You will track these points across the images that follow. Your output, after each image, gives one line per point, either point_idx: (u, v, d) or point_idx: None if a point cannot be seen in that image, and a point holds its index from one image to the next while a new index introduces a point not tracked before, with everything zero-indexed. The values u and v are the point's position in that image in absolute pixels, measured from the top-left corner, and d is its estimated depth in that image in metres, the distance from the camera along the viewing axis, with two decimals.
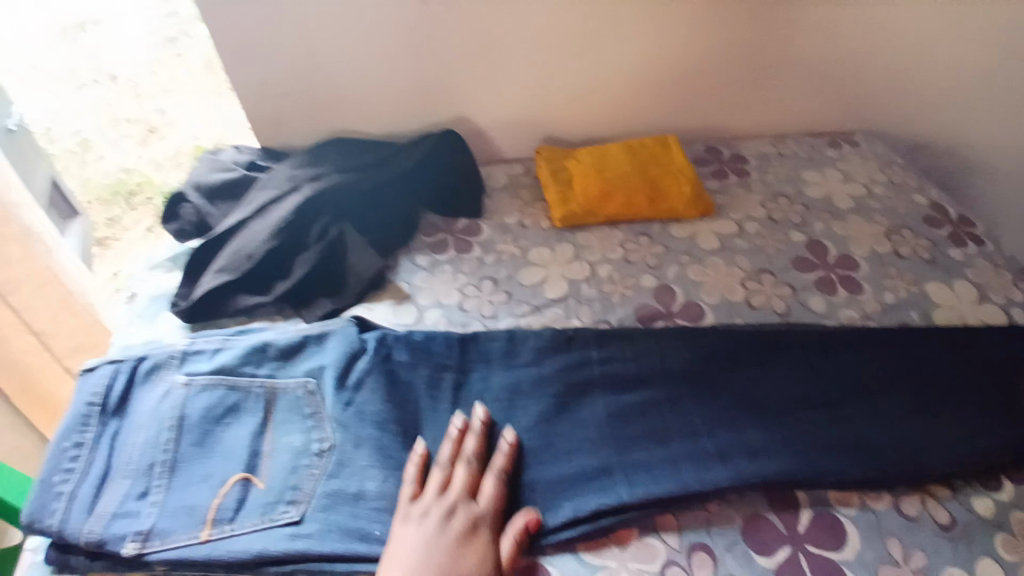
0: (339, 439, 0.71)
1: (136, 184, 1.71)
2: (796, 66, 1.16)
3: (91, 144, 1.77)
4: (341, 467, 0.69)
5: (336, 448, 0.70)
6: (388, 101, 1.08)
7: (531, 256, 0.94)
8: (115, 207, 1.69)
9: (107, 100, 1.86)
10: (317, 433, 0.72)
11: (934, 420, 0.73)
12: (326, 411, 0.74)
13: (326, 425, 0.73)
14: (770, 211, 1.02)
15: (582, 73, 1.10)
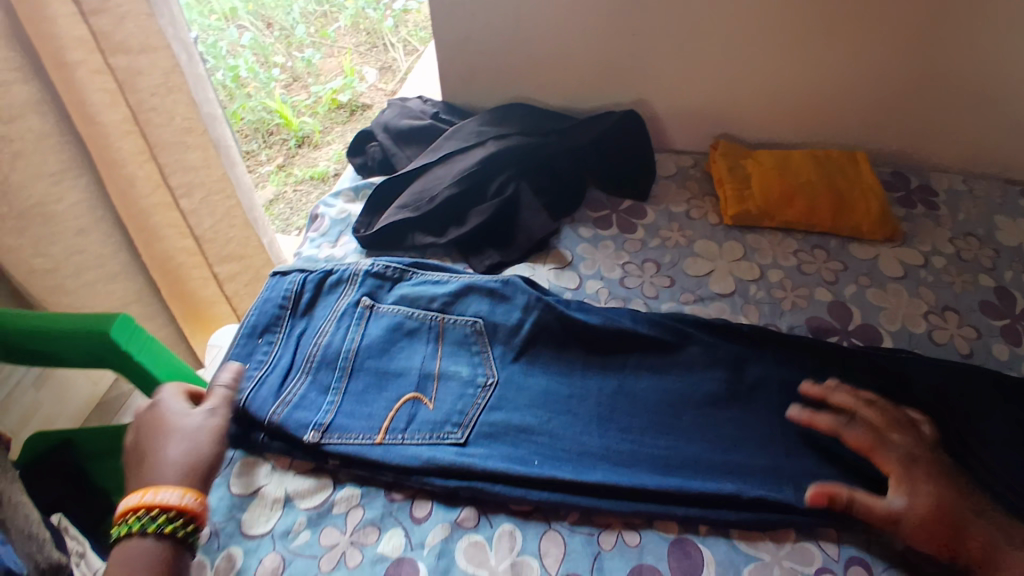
0: (503, 377, 0.74)
1: (277, 125, 1.87)
2: (1010, 105, 1.04)
3: (243, 81, 1.88)
4: (503, 401, 0.71)
5: (500, 385, 0.73)
6: (568, 77, 1.15)
7: (697, 247, 0.94)
8: (253, 142, 1.86)
9: (263, 44, 1.98)
10: (483, 369, 0.74)
11: None
12: (491, 351, 0.77)
13: (492, 363, 0.75)
14: (960, 249, 0.95)
15: (771, 74, 1.08)
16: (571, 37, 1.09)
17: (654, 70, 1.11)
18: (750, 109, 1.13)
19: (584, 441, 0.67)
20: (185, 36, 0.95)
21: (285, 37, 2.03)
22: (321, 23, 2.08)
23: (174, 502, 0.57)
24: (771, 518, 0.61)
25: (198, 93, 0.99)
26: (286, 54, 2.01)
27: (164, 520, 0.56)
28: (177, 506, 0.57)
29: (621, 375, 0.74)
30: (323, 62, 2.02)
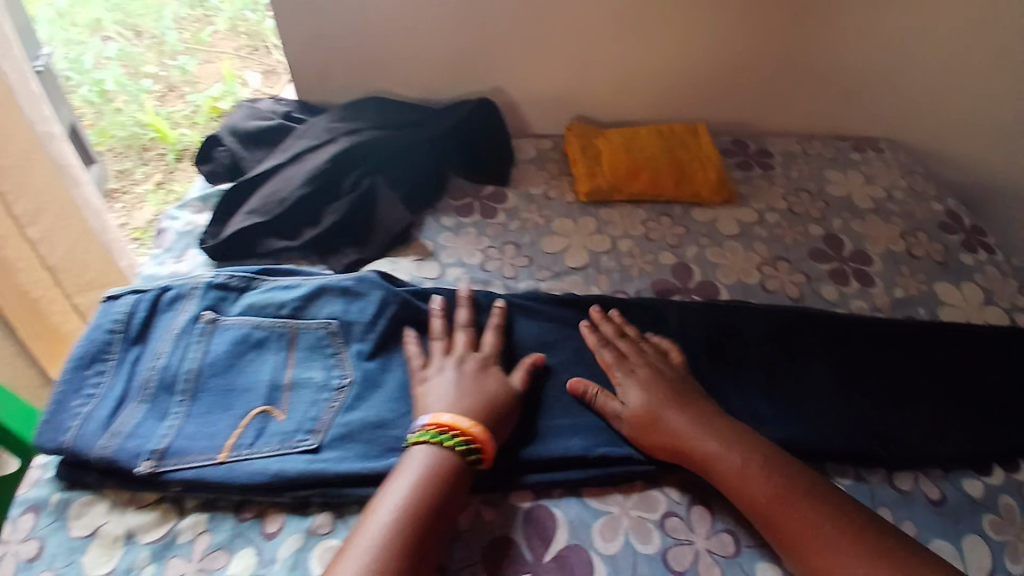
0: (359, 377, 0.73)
1: (149, 139, 1.72)
2: (825, 71, 1.16)
3: (109, 93, 1.76)
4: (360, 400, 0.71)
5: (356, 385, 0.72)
6: (423, 70, 1.14)
7: (555, 226, 0.97)
8: (127, 159, 1.69)
9: (131, 53, 1.85)
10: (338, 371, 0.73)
11: (933, 406, 0.73)
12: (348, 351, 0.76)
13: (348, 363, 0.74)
14: (792, 204, 1.02)
15: (616, 54, 1.13)
16: (421, 29, 1.09)
17: (506, 57, 1.12)
18: (601, 89, 1.17)
19: None
20: (18, 55, 0.87)
21: (157, 44, 1.88)
22: (196, 27, 1.94)
23: (446, 420, 0.63)
24: (619, 472, 0.65)
25: (32, 112, 0.90)
26: (160, 64, 1.84)
27: (451, 437, 0.62)
28: (463, 428, 0.63)
29: (477, 358, 0.75)
30: (200, 67, 1.85)
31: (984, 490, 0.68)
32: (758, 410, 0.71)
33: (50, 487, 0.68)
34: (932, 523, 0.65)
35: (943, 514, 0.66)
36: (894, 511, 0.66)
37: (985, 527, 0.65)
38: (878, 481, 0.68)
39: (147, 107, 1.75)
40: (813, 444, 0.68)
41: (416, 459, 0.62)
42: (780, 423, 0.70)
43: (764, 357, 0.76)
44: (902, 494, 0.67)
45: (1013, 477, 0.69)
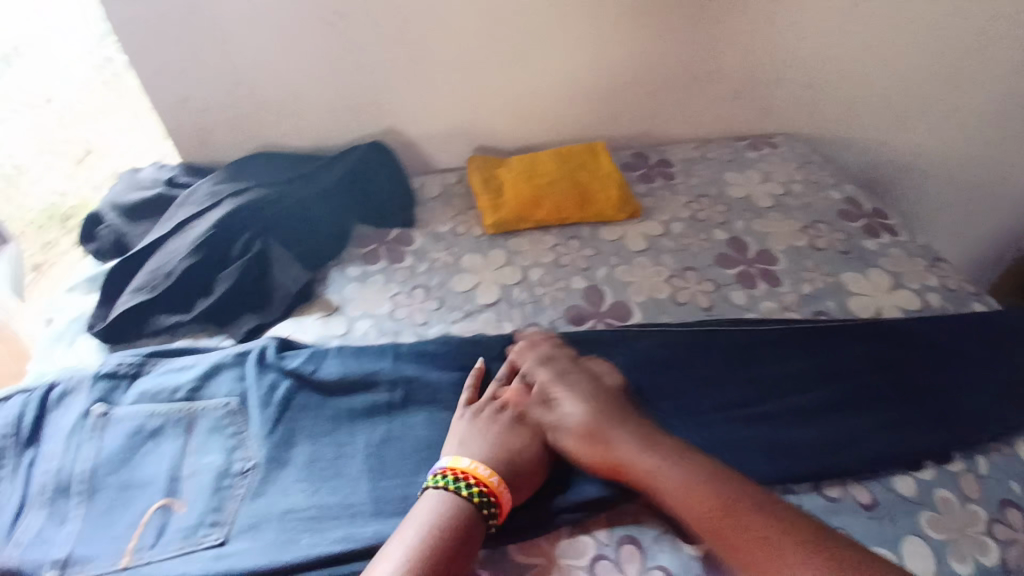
0: (262, 457, 0.69)
1: (67, 206, 1.31)
2: (711, 77, 1.19)
3: None
4: (266, 484, 0.67)
5: (260, 466, 0.69)
6: (312, 119, 1.09)
7: (464, 263, 0.95)
8: (47, 230, 1.30)
9: None
10: (238, 454, 0.70)
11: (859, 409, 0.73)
12: (250, 430, 0.72)
13: (249, 444, 0.71)
14: (695, 211, 1.04)
15: (509, 83, 1.12)
16: (300, 73, 1.03)
17: (395, 96, 1.09)
18: (499, 116, 1.16)
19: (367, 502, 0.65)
20: None
21: None
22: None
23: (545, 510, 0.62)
24: (537, 520, 0.62)
25: None
26: None
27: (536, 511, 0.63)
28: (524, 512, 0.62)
29: (388, 418, 0.72)
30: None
31: (917, 487, 0.66)
32: (681, 438, 0.69)
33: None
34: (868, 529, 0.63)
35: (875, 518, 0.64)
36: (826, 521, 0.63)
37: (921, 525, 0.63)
38: (802, 489, 0.66)
39: None
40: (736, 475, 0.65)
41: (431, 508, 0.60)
42: (701, 450, 0.67)
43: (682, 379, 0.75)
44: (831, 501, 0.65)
45: (941, 468, 0.68)
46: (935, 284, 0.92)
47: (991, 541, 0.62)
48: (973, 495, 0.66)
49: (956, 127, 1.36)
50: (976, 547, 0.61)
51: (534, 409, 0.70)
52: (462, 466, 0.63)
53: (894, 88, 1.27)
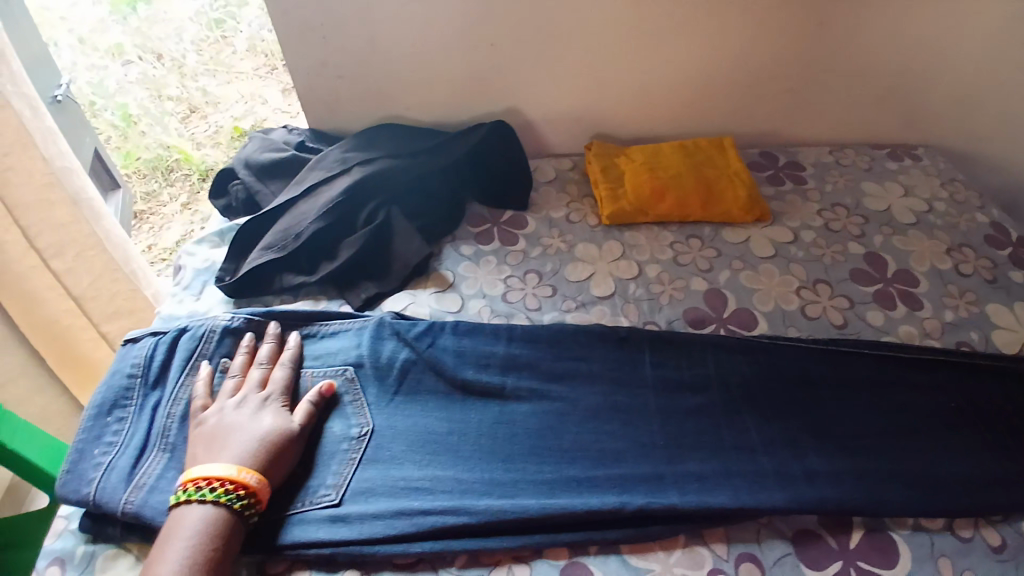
0: (377, 424, 0.70)
1: (174, 161, 1.57)
2: (858, 76, 1.10)
3: (135, 119, 1.60)
4: (379, 450, 0.67)
5: (375, 433, 0.69)
6: (437, 94, 1.10)
7: (578, 252, 0.93)
8: (152, 181, 1.57)
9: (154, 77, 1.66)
10: (356, 418, 0.70)
11: (1008, 457, 0.67)
12: (366, 397, 0.73)
13: (366, 410, 0.71)
14: (828, 220, 0.96)
15: (638, 71, 1.08)
16: (434, 46, 1.04)
17: (522, 76, 1.08)
18: (621, 104, 1.13)
19: (478, 482, 0.64)
20: (28, 91, 0.90)
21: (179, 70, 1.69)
22: (215, 52, 1.74)
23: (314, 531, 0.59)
24: (657, 527, 0.60)
25: (48, 148, 0.94)
26: (181, 85, 1.67)
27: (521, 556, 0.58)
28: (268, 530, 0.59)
29: (502, 402, 0.71)
30: (221, 88, 1.69)
31: None
32: (809, 461, 0.65)
33: (74, 539, 0.64)
34: (997, 574, 0.60)
35: (1006, 564, 0.60)
36: (956, 562, 0.60)
37: None
38: (936, 528, 0.62)
39: (172, 132, 1.60)
40: (871, 505, 0.61)
41: (196, 518, 0.57)
42: (832, 478, 0.63)
43: (812, 398, 0.71)
44: (963, 542, 0.62)
45: None
46: None
47: None
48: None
49: None
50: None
51: (595, 426, 0.68)
52: (203, 477, 0.59)
53: None
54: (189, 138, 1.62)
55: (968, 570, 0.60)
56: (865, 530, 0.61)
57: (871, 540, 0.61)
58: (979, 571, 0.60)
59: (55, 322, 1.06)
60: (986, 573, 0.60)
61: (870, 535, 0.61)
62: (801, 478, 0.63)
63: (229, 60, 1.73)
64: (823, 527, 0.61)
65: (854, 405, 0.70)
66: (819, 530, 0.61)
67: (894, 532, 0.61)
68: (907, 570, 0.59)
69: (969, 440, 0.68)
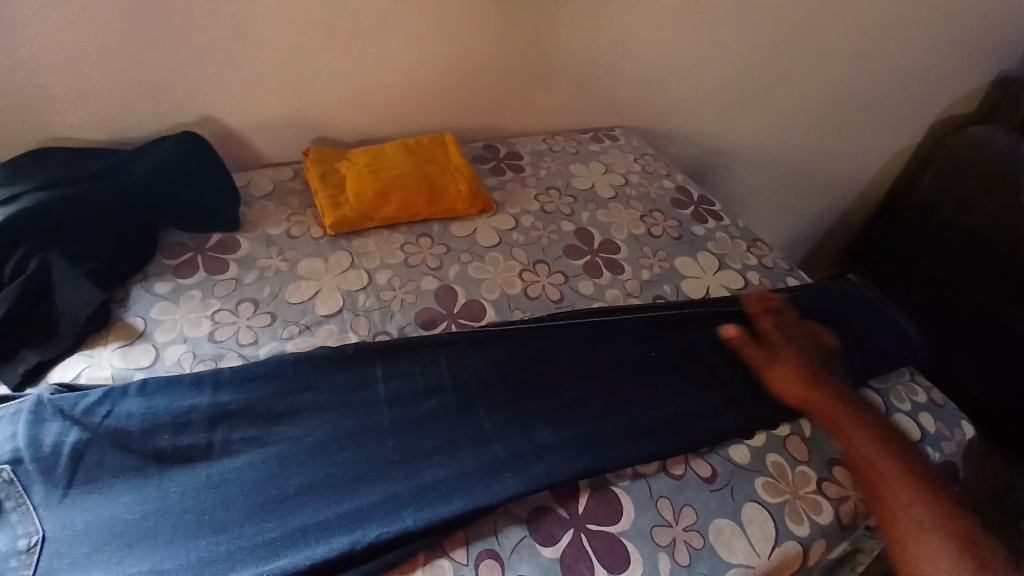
0: (50, 532, 0.55)
1: None
2: (555, 69, 1.20)
3: None
4: (53, 566, 0.53)
5: (46, 545, 0.54)
6: (99, 106, 0.90)
7: (300, 270, 0.85)
8: None
9: None
10: (16, 533, 0.54)
11: (701, 390, 0.77)
12: (30, 501, 0.57)
13: (31, 519, 0.55)
14: (544, 204, 1.04)
15: (344, 69, 1.02)
16: (78, 51, 0.84)
17: (208, 81, 0.94)
18: (335, 106, 1.06)
19: (183, 569, 0.54)
20: None
21: None
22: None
23: None
24: (391, 554, 0.57)
25: None
26: None
27: None
28: None
29: (209, 463, 0.61)
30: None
31: (751, 454, 0.72)
32: (536, 436, 0.68)
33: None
34: (711, 503, 0.66)
35: (717, 491, 0.67)
36: (672, 500, 0.66)
37: (758, 490, 0.68)
38: (651, 472, 0.68)
39: None
40: (593, 466, 0.65)
41: None
42: (558, 450, 0.67)
43: (539, 375, 0.74)
44: (677, 480, 0.68)
45: (769, 434, 0.74)
46: (754, 264, 1.01)
47: (821, 498, 0.69)
48: (799, 457, 0.73)
49: (768, 122, 1.52)
50: (810, 508, 0.68)
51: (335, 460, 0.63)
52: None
53: (718, 84, 1.38)
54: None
55: (686, 504, 0.65)
56: (592, 489, 0.65)
57: (597, 498, 0.64)
58: (695, 503, 0.66)
59: None
60: (701, 503, 0.66)
61: (595, 493, 0.65)
62: (530, 457, 0.65)
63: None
64: (555, 499, 0.64)
65: (573, 373, 0.76)
66: (553, 505, 0.63)
67: (617, 486, 0.66)
68: (631, 521, 0.63)
69: (667, 383, 0.78)
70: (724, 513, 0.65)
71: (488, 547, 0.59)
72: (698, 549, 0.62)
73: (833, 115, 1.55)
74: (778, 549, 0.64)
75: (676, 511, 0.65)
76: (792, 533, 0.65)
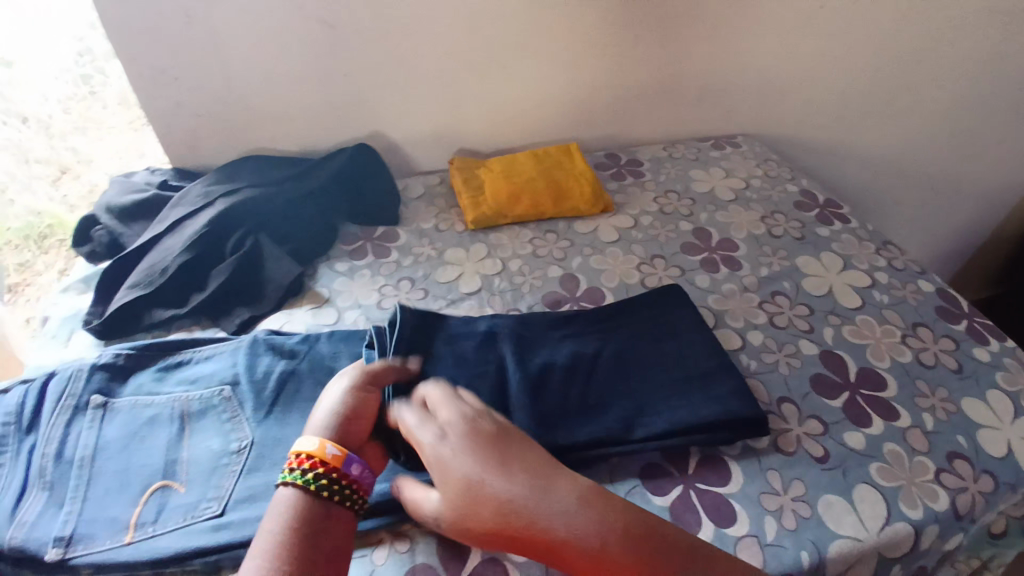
0: (259, 435, 0.73)
1: None
2: (677, 82, 1.27)
3: None
4: (261, 460, 0.70)
5: (255, 445, 0.72)
6: (300, 125, 1.14)
7: (447, 257, 1.01)
8: None
9: None
10: (236, 434, 0.73)
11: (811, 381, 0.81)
12: (242, 414, 0.75)
13: (245, 425, 0.74)
14: (663, 205, 1.11)
15: (488, 89, 1.18)
16: (290, 81, 1.08)
17: (380, 102, 1.15)
18: (478, 121, 1.23)
19: None
20: None
21: None
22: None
23: (310, 450, 0.59)
24: None
25: None
26: None
27: (314, 474, 0.57)
28: (323, 457, 0.58)
29: None
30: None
31: (867, 441, 0.74)
32: None
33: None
34: (822, 479, 0.69)
35: (830, 470, 0.70)
36: (782, 473, 0.70)
37: (873, 474, 0.70)
38: (762, 447, 0.72)
39: None
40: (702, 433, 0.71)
41: (281, 501, 0.56)
42: None
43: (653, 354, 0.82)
44: (788, 456, 0.72)
45: (886, 424, 0.76)
46: (881, 266, 1.00)
47: (939, 487, 0.69)
48: (918, 448, 0.73)
49: (908, 128, 1.45)
50: (927, 495, 0.69)
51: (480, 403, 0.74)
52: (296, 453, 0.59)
53: (849, 90, 1.36)
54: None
55: (795, 478, 0.69)
56: (701, 454, 0.72)
57: (706, 463, 0.70)
58: (806, 478, 0.70)
59: None
60: (810, 478, 0.69)
61: (705, 458, 0.71)
62: None
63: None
64: (666, 458, 0.71)
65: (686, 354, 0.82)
66: (665, 463, 0.70)
67: (727, 455, 0.71)
68: (739, 486, 0.68)
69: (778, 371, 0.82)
70: (835, 489, 0.69)
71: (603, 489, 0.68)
72: (806, 518, 0.66)
73: (986, 119, 1.45)
74: (888, 528, 0.66)
75: (786, 483, 0.69)
76: (908, 517, 0.67)
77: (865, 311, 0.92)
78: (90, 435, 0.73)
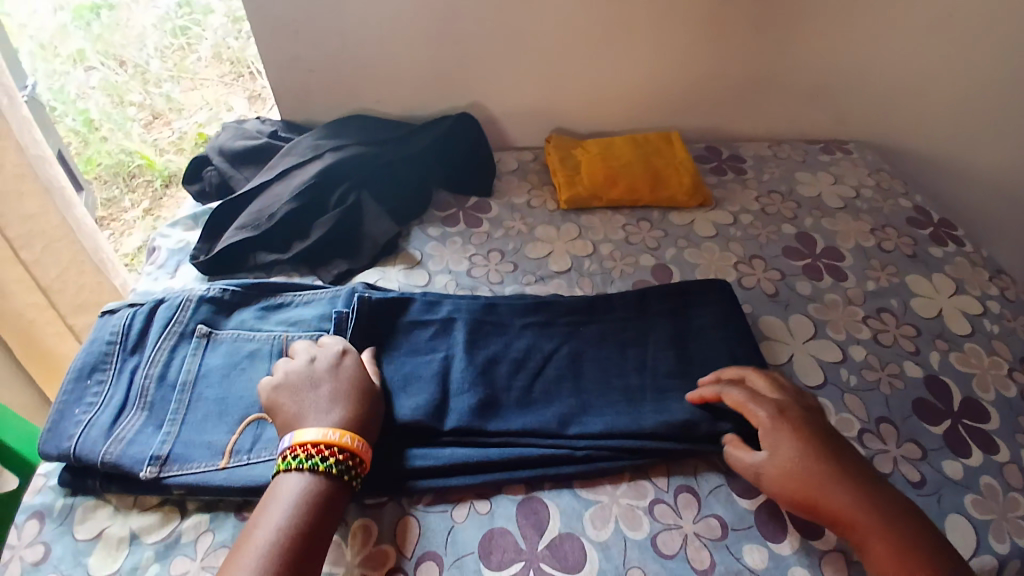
0: None
1: (139, 166, 1.57)
2: (792, 79, 1.21)
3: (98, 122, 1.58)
4: None
5: None
6: (405, 89, 1.16)
7: (538, 233, 1.00)
8: (116, 188, 1.56)
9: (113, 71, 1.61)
10: None
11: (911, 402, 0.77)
12: None
13: None
14: (765, 205, 1.06)
15: (594, 69, 1.16)
16: (403, 44, 1.10)
17: (485, 73, 1.15)
18: (579, 101, 1.21)
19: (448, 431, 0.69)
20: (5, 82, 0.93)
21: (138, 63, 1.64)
22: (179, 58, 1.66)
23: (322, 437, 0.62)
24: (603, 465, 0.68)
25: (25, 136, 0.97)
26: (145, 92, 1.63)
27: (329, 460, 0.61)
28: (338, 445, 0.62)
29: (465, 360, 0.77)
30: (185, 94, 1.65)
31: (966, 471, 0.70)
32: None
33: (53, 494, 0.70)
34: (914, 503, 0.67)
35: (924, 495, 0.67)
36: None
37: (967, 505, 0.67)
38: None
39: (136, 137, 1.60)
40: None
41: (292, 486, 0.60)
42: None
43: None
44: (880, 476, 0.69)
45: (987, 456, 0.71)
46: (995, 295, 0.92)
47: None
48: (1015, 483, 0.69)
49: None
50: (1015, 530, 0.65)
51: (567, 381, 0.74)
52: (307, 444, 0.62)
53: (982, 104, 1.26)
54: (153, 144, 1.62)
55: None
56: None
57: None
58: None
59: (20, 313, 1.07)
60: None
61: None
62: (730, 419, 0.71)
63: (195, 67, 1.66)
64: None
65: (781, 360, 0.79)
66: None
67: None
68: None
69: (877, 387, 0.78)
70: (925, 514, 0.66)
71: (686, 483, 0.68)
72: None
73: None
74: (975, 559, 0.63)
75: None
76: (994, 549, 0.63)
77: (975, 338, 0.85)
78: (189, 363, 0.76)
